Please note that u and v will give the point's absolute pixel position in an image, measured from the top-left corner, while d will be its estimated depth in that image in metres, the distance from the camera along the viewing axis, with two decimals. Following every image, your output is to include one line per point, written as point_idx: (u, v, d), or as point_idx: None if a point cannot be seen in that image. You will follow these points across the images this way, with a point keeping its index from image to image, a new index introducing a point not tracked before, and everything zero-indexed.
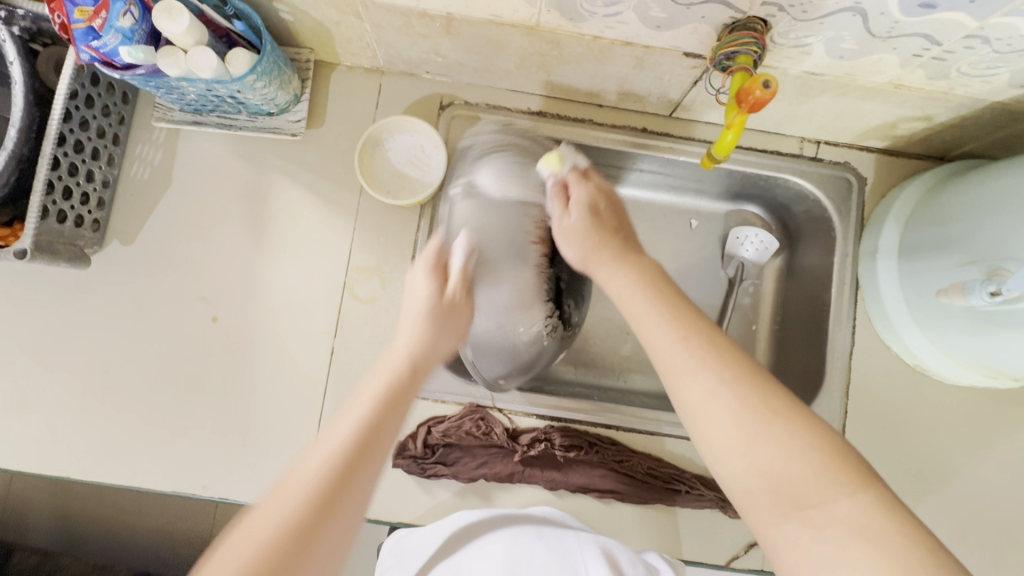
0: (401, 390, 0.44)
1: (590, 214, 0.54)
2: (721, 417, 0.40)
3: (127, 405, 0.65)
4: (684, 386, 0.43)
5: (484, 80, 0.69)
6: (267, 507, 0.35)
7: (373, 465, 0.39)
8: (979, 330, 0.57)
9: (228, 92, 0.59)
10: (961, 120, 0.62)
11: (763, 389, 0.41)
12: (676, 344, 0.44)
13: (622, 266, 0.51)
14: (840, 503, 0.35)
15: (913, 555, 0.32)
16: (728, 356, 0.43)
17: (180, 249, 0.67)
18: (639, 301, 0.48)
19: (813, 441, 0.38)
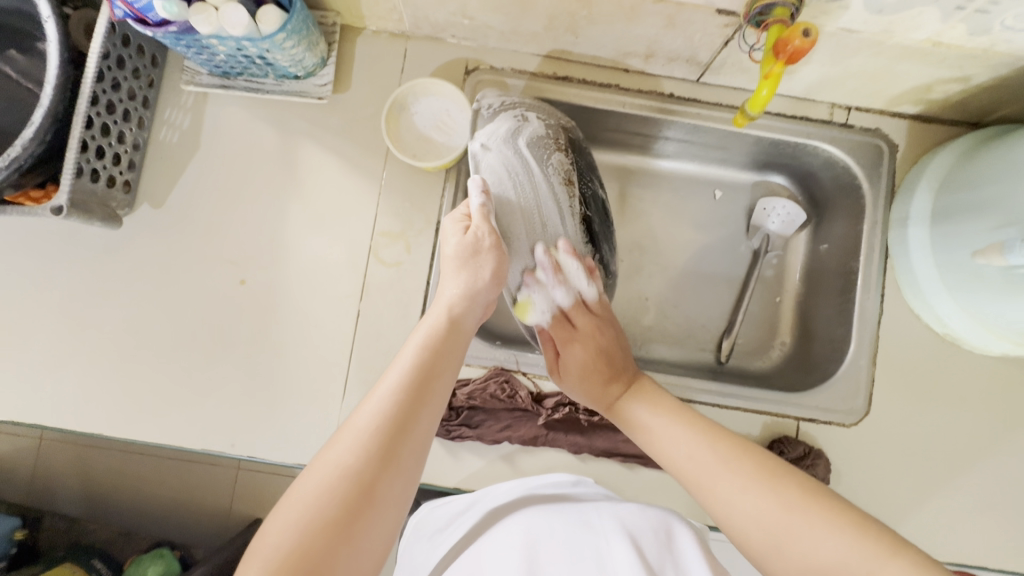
0: (442, 346, 0.47)
1: (600, 359, 0.60)
2: (746, 517, 0.43)
3: (159, 366, 0.66)
4: (707, 494, 0.46)
5: (510, 44, 0.69)
6: (338, 450, 0.40)
7: (427, 412, 0.43)
8: (1017, 294, 0.56)
9: (257, 52, 0.59)
10: (1000, 81, 0.61)
11: (780, 483, 0.44)
12: (698, 449, 0.48)
13: (636, 402, 0.56)
14: (875, 567, 0.37)
15: None
16: (748, 461, 0.46)
17: (209, 212, 0.68)
18: (666, 430, 0.51)
19: (836, 513, 0.41)
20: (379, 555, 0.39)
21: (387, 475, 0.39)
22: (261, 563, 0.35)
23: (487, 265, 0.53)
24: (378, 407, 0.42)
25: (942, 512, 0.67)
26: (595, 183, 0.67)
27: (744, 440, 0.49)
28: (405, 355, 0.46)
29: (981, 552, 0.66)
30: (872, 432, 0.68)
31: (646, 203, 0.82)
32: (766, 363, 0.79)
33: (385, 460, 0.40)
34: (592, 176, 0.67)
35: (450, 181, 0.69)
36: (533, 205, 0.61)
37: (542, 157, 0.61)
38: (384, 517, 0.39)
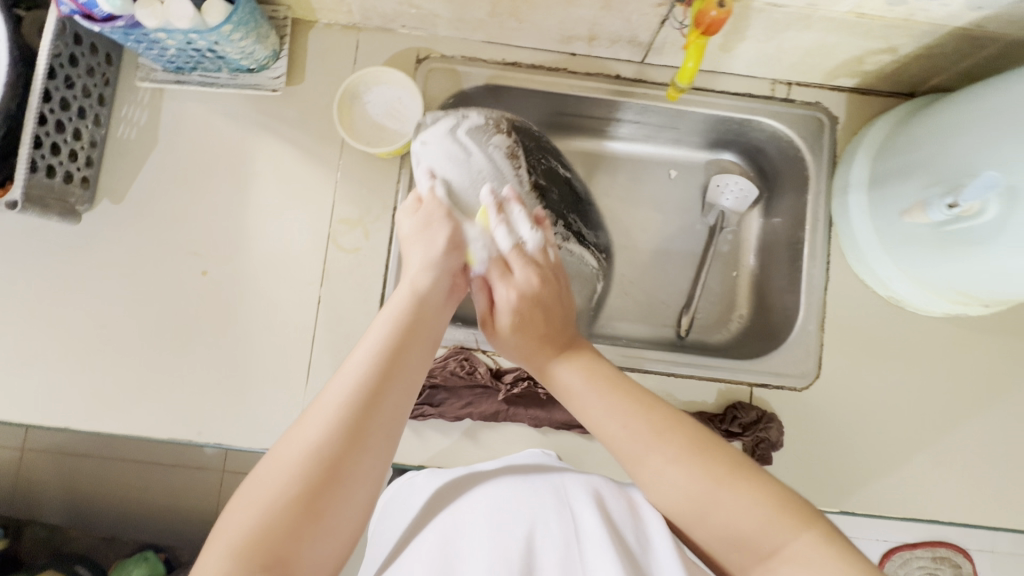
0: (413, 325, 0.47)
1: (533, 306, 0.52)
2: (671, 491, 0.41)
3: (124, 358, 0.67)
4: (635, 464, 0.43)
5: (459, 32, 0.71)
6: (307, 430, 0.40)
7: (397, 391, 0.43)
8: (944, 251, 0.58)
9: (207, 45, 0.61)
10: (926, 50, 0.64)
11: (711, 457, 0.42)
12: (630, 425, 0.44)
13: (569, 368, 0.49)
14: (791, 546, 0.37)
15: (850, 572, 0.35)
16: (678, 434, 0.43)
17: (169, 206, 0.69)
18: (591, 398, 0.47)
19: (762, 492, 0.40)
20: (354, 526, 0.40)
21: (356, 452, 0.40)
22: (228, 538, 0.37)
23: (439, 233, 0.53)
24: (345, 387, 0.42)
25: (892, 468, 0.70)
26: (554, 166, 0.73)
27: (670, 411, 0.45)
28: (374, 333, 0.46)
29: (931, 505, 0.69)
30: (824, 395, 0.71)
31: (603, 184, 0.84)
32: (725, 335, 0.81)
33: (353, 438, 0.40)
34: (549, 156, 0.73)
35: (405, 167, 0.71)
36: (481, 182, 0.63)
37: (481, 141, 0.65)
38: (356, 491, 0.40)
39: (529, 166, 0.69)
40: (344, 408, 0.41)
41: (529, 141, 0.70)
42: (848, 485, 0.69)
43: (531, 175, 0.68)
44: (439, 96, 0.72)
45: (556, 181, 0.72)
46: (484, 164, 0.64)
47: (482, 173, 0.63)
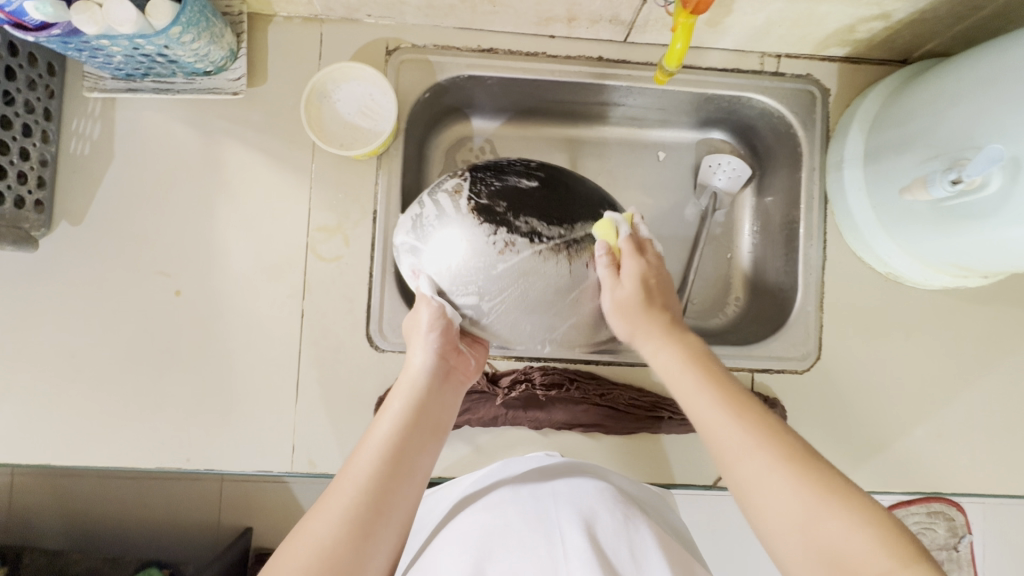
0: (420, 414, 0.51)
1: (641, 288, 0.56)
2: (773, 496, 0.42)
3: (101, 388, 0.64)
4: (735, 466, 0.45)
5: (429, 19, 0.67)
6: (319, 526, 0.42)
7: (404, 490, 0.46)
8: (945, 227, 0.56)
9: (156, 50, 0.56)
10: (920, 15, 0.61)
11: (815, 477, 0.41)
12: (734, 428, 0.46)
13: (666, 346, 0.55)
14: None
15: None
16: (776, 440, 0.44)
17: (134, 224, 0.65)
18: (694, 392, 0.50)
19: (859, 513, 0.39)
20: None
21: (365, 551, 0.42)
22: None
23: (420, 311, 0.54)
24: (362, 481, 0.45)
25: (892, 444, 0.70)
26: (510, 178, 0.55)
27: (773, 424, 0.46)
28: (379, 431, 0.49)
29: (932, 477, 0.69)
30: (824, 376, 0.70)
31: (591, 171, 0.80)
32: (722, 320, 0.79)
33: (365, 532, 0.42)
34: (505, 174, 0.55)
35: (383, 167, 0.67)
36: (433, 232, 0.53)
37: (433, 189, 0.55)
38: None
39: (473, 191, 0.53)
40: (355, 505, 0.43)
41: (477, 173, 0.55)
42: (851, 464, 0.69)
43: (483, 196, 0.53)
44: (413, 89, 0.68)
45: (517, 194, 0.53)
46: (434, 210, 0.54)
47: (432, 225, 0.53)
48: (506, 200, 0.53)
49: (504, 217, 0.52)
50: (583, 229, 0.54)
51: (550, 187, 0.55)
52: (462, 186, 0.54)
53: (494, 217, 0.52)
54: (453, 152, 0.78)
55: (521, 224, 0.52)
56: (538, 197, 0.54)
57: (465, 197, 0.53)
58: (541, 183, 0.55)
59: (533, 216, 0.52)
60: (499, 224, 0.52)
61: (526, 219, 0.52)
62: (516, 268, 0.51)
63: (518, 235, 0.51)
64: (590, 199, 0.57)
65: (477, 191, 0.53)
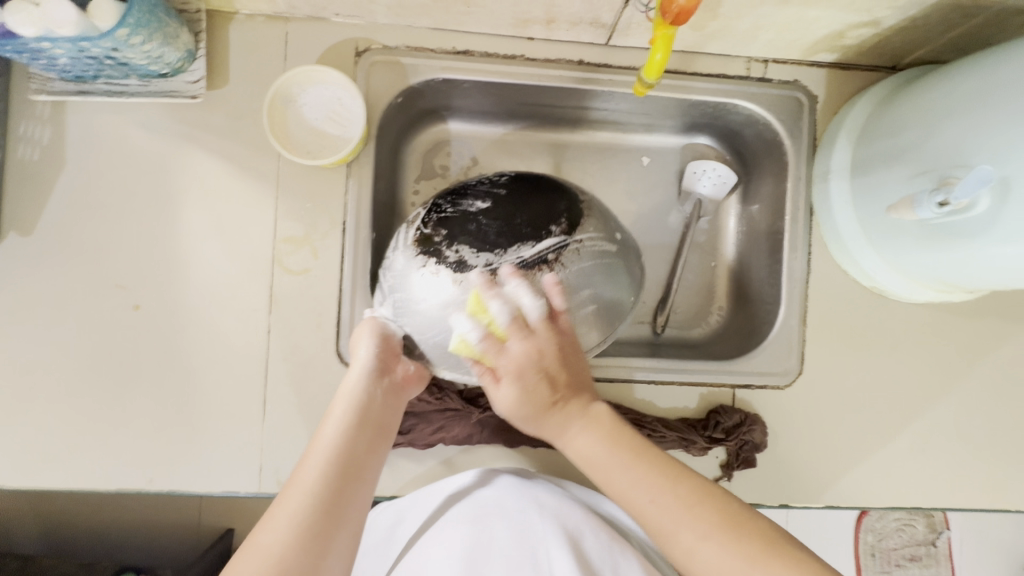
0: (365, 421, 0.51)
1: (522, 385, 0.50)
2: (706, 569, 0.42)
3: (57, 408, 0.61)
4: (666, 541, 0.44)
5: (401, 19, 0.63)
6: (264, 538, 0.42)
7: (353, 495, 0.47)
8: (930, 245, 0.54)
9: (103, 52, 0.52)
10: (911, 22, 0.59)
11: (745, 533, 0.42)
12: (659, 498, 0.45)
13: (580, 429, 0.50)
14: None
15: None
16: (702, 507, 0.44)
17: (89, 235, 0.62)
18: (608, 459, 0.48)
19: (789, 566, 0.40)
20: None
21: (317, 557, 0.42)
22: None
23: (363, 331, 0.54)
24: (307, 491, 0.45)
25: (875, 457, 0.69)
26: (464, 202, 0.52)
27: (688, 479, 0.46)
28: (325, 436, 0.49)
29: (914, 491, 0.69)
30: (807, 391, 0.69)
31: (572, 177, 0.78)
32: (704, 330, 0.77)
33: (314, 541, 0.42)
34: (463, 197, 0.52)
35: (352, 176, 0.64)
36: (387, 266, 0.53)
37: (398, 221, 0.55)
38: None
39: (425, 219, 0.52)
40: (303, 512, 0.43)
41: (438, 199, 0.53)
42: (833, 479, 0.68)
43: (429, 224, 0.51)
44: (384, 92, 0.64)
45: (462, 219, 0.50)
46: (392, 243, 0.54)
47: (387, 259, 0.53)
48: (449, 226, 0.50)
49: (438, 246, 0.50)
50: (521, 251, 0.48)
51: (502, 208, 0.50)
52: (418, 215, 0.53)
53: (429, 247, 0.50)
54: (429, 157, 0.75)
55: (451, 253, 0.49)
56: (478, 220, 0.50)
57: (416, 226, 0.52)
58: (494, 205, 0.51)
59: (468, 245, 0.49)
60: (431, 254, 0.50)
61: (457, 248, 0.49)
62: (436, 300, 0.49)
63: (445, 266, 0.49)
64: (543, 215, 0.50)
65: (428, 218, 0.52)
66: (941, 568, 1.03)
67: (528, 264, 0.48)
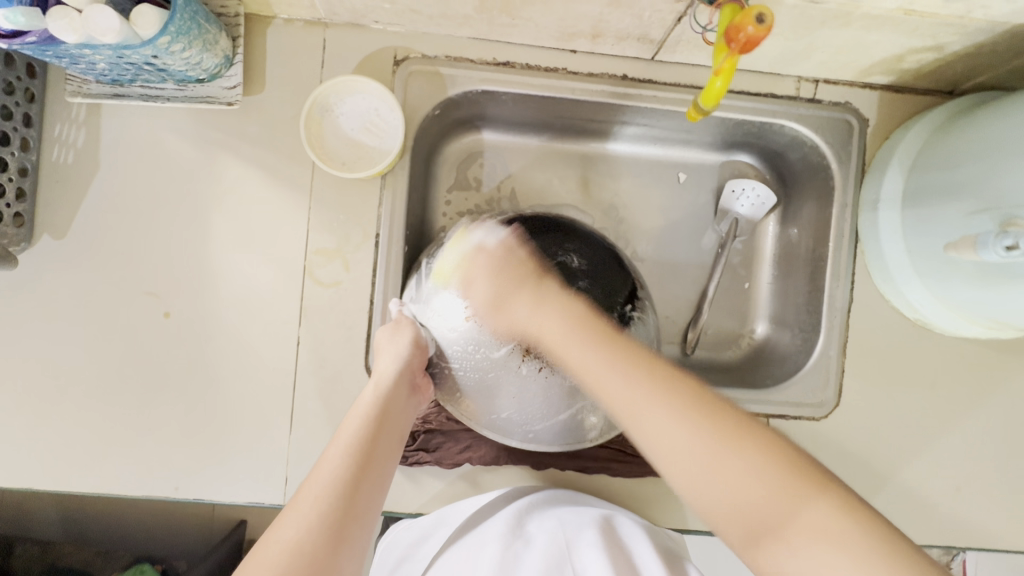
0: (385, 418, 0.49)
1: (495, 272, 0.51)
2: (677, 449, 0.40)
3: (87, 413, 0.61)
4: (633, 417, 0.42)
5: (442, 28, 0.61)
6: (285, 531, 0.39)
7: (374, 491, 0.45)
8: (988, 285, 0.52)
9: (142, 59, 0.51)
10: (977, 48, 0.56)
11: (720, 423, 0.40)
12: (619, 377, 0.43)
13: (547, 306, 0.49)
14: (805, 512, 0.36)
15: (870, 545, 0.34)
16: (671, 387, 0.42)
17: (121, 239, 0.61)
18: (579, 348, 0.46)
19: (761, 444, 0.39)
20: None
21: (339, 555, 0.39)
22: None
23: (398, 330, 0.53)
24: (328, 482, 0.43)
25: (910, 494, 0.67)
26: (533, 247, 0.53)
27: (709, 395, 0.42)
28: (345, 429, 0.48)
29: (950, 529, 0.66)
30: (842, 423, 0.67)
31: (607, 191, 0.76)
32: (736, 354, 0.75)
33: (338, 536, 0.40)
34: (534, 240, 0.54)
35: (387, 188, 0.62)
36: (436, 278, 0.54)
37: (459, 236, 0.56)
38: None
39: (489, 244, 0.54)
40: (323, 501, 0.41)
41: (508, 230, 0.54)
42: None
43: (491, 257, 0.53)
44: (421, 103, 0.63)
45: (526, 264, 0.52)
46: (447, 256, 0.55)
47: (436, 273, 0.54)
48: (509, 267, 0.52)
49: (494, 287, 0.51)
50: None
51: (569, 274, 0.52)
52: (483, 238, 0.54)
53: (483, 283, 0.51)
54: (463, 168, 0.74)
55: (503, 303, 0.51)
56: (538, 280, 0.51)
57: (478, 250, 0.54)
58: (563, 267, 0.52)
59: None
60: (483, 292, 0.51)
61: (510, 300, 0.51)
62: (466, 340, 0.51)
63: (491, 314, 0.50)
64: (601, 304, 0.51)
65: (491, 246, 0.53)
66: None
67: None
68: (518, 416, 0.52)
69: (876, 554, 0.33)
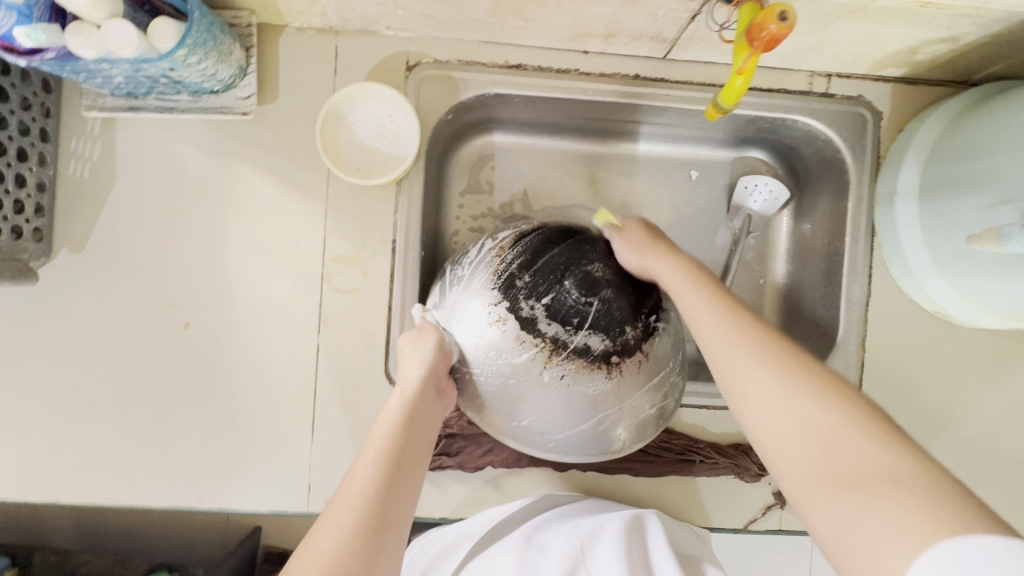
0: (412, 425, 0.49)
1: (647, 238, 0.57)
2: (761, 399, 0.41)
3: (111, 425, 0.61)
4: (716, 355, 0.46)
5: (454, 32, 0.61)
6: (322, 540, 0.39)
7: (405, 499, 0.45)
8: (1011, 276, 0.52)
9: (159, 72, 0.51)
10: (993, 39, 0.56)
11: (830, 391, 0.39)
12: (719, 327, 0.47)
13: (661, 266, 0.54)
14: (874, 456, 0.35)
15: (956, 515, 0.31)
16: (777, 350, 0.43)
17: (139, 251, 0.61)
18: (692, 294, 0.50)
19: (855, 412, 0.38)
20: None
21: (375, 562, 0.39)
22: None
23: (422, 336, 0.53)
24: (361, 492, 0.43)
25: None
26: (559, 253, 0.53)
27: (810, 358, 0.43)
28: (376, 438, 0.48)
29: None
30: None
31: (620, 190, 0.76)
32: None
33: (373, 544, 0.40)
34: (560, 247, 0.54)
35: (402, 194, 0.63)
36: (460, 285, 0.54)
37: (484, 245, 0.56)
38: None
39: (515, 249, 0.54)
40: (359, 509, 0.42)
41: (531, 236, 0.55)
42: None
43: (514, 262, 0.53)
44: (434, 107, 0.63)
45: (549, 269, 0.52)
46: (472, 263, 0.55)
47: (461, 280, 0.54)
48: (532, 272, 0.52)
49: (518, 292, 0.51)
50: (589, 339, 0.50)
51: (593, 283, 0.52)
52: (507, 245, 0.55)
53: (508, 289, 0.51)
54: (476, 171, 0.74)
55: (526, 307, 0.50)
56: (562, 285, 0.51)
57: (504, 256, 0.54)
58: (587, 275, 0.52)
59: (543, 306, 0.51)
60: (507, 298, 0.51)
61: (534, 305, 0.50)
62: (490, 345, 0.50)
63: (515, 318, 0.50)
64: (625, 312, 0.52)
65: (518, 251, 0.54)
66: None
67: (591, 354, 0.49)
68: (539, 424, 0.51)
69: (949, 519, 0.30)
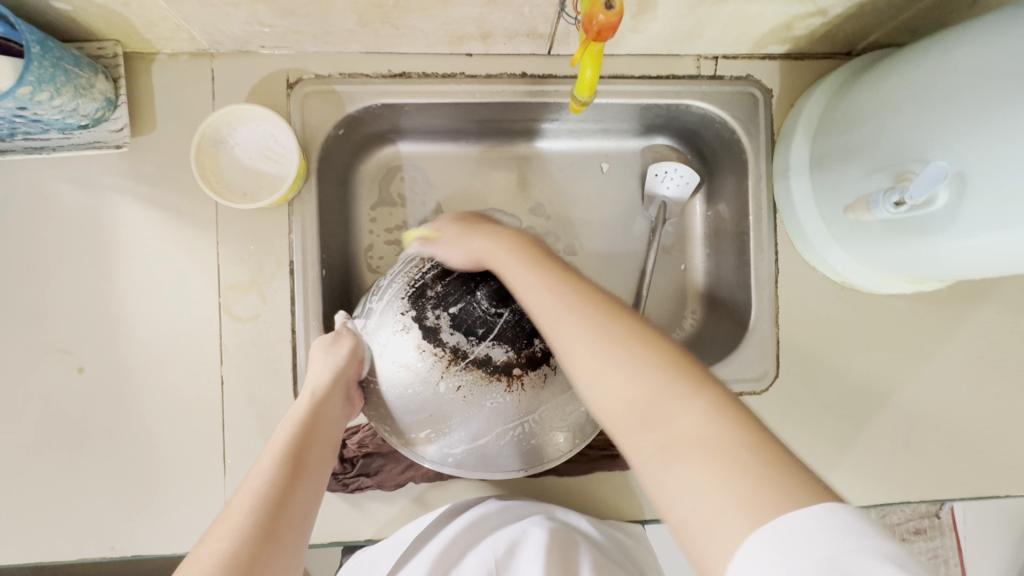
0: (314, 429, 0.48)
1: (458, 220, 0.53)
2: (594, 368, 0.39)
3: (8, 481, 0.59)
4: (546, 316, 0.43)
5: (331, 46, 0.60)
6: (217, 542, 0.39)
7: (306, 498, 0.44)
8: (893, 242, 0.52)
9: (10, 112, 0.50)
10: (858, 9, 0.57)
11: (632, 337, 0.39)
12: (541, 290, 0.44)
13: (476, 240, 0.50)
14: (690, 412, 0.34)
15: (751, 464, 0.31)
16: (594, 306, 0.41)
17: (23, 296, 0.59)
18: (511, 261, 0.47)
19: (653, 351, 0.38)
20: None
21: (268, 563, 0.39)
22: None
23: (332, 348, 0.51)
24: (259, 492, 0.42)
25: (857, 455, 0.67)
26: (477, 262, 0.52)
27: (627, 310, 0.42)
28: (278, 438, 0.47)
29: (899, 484, 0.67)
30: (783, 394, 0.67)
31: (532, 190, 0.75)
32: (679, 337, 0.74)
33: (269, 544, 0.40)
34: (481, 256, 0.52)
35: (295, 214, 0.61)
36: (378, 295, 0.52)
37: (406, 259, 0.54)
38: None
39: (436, 257, 0.52)
40: (254, 511, 0.41)
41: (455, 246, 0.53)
42: None
43: (430, 271, 0.51)
44: (320, 124, 0.62)
45: (463, 279, 0.51)
46: (394, 273, 0.53)
47: (380, 290, 0.53)
48: (445, 282, 0.51)
49: (427, 301, 0.50)
50: (490, 350, 0.48)
51: (507, 296, 0.50)
52: (427, 254, 0.53)
53: (417, 298, 0.50)
54: (385, 183, 0.72)
55: (432, 317, 0.49)
56: (472, 295, 0.50)
57: (424, 264, 0.52)
58: (502, 286, 0.50)
59: (450, 316, 0.49)
60: (415, 307, 0.49)
61: (439, 315, 0.49)
62: (394, 355, 0.49)
63: (419, 327, 0.49)
64: (535, 324, 0.49)
65: (439, 259, 0.52)
66: (946, 540, 0.91)
67: (491, 366, 0.48)
68: (436, 438, 0.48)
69: (744, 458, 0.31)
